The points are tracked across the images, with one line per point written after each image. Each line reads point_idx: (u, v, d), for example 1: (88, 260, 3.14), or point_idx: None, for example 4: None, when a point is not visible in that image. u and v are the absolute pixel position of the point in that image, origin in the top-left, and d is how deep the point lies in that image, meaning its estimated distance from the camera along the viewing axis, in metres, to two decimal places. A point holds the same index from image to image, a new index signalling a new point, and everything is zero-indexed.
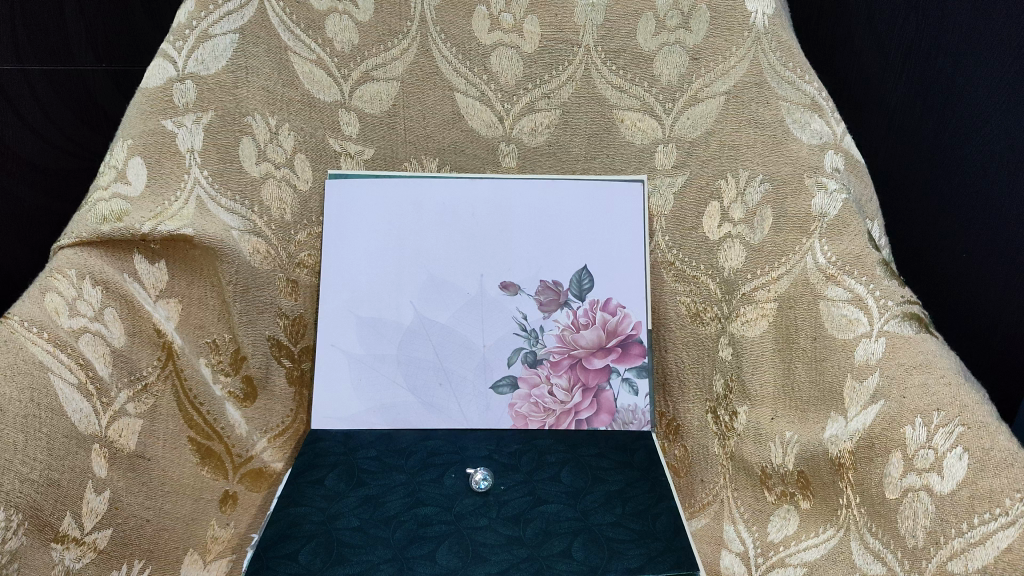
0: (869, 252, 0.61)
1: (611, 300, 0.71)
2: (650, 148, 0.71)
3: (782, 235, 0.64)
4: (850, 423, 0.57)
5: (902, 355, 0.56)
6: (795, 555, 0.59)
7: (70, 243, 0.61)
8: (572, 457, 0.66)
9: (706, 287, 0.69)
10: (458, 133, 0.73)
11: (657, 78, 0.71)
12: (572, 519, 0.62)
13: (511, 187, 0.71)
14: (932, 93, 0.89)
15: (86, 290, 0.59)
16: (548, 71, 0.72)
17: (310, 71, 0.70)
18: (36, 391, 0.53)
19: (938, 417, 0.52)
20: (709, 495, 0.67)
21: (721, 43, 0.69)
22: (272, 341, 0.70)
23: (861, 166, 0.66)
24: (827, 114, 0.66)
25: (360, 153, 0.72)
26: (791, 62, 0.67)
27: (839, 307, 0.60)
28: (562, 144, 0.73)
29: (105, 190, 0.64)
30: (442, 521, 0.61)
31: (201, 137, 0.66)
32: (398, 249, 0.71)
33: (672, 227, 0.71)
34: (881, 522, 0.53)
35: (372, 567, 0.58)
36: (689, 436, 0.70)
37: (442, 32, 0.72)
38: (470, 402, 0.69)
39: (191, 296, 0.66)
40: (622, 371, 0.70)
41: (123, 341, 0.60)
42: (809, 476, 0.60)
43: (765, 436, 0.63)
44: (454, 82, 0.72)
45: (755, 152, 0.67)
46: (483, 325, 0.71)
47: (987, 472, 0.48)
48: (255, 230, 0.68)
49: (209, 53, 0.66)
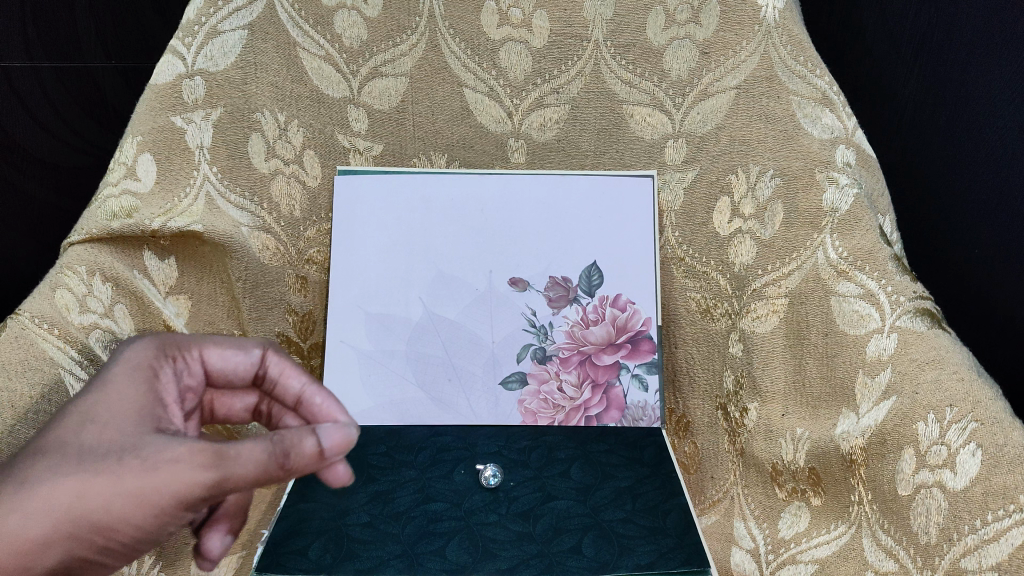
0: (880, 248, 0.61)
1: (621, 296, 0.70)
2: (660, 143, 0.71)
3: (793, 230, 0.64)
4: (861, 419, 0.57)
5: (914, 351, 0.56)
6: (807, 552, 0.59)
7: (80, 239, 0.61)
8: (582, 453, 0.66)
9: (717, 282, 0.68)
10: (467, 129, 0.73)
11: (666, 73, 0.70)
12: (583, 515, 0.61)
13: (520, 183, 0.71)
14: (946, 86, 0.89)
15: (96, 286, 0.60)
16: (557, 66, 0.72)
17: (319, 67, 0.70)
18: (47, 388, 0.53)
19: (951, 413, 0.52)
20: (720, 492, 0.67)
21: (732, 37, 0.68)
22: (282, 337, 0.69)
23: (873, 161, 0.66)
24: (839, 108, 0.66)
25: (369, 149, 0.72)
26: (803, 56, 0.67)
27: (850, 303, 0.60)
28: (571, 140, 0.73)
29: (115, 186, 0.64)
30: (453, 516, 0.61)
31: (210, 133, 0.66)
32: (408, 246, 0.71)
33: (682, 223, 0.70)
34: (893, 519, 0.53)
35: (383, 563, 0.58)
36: (699, 433, 0.69)
37: (451, 27, 0.71)
38: (480, 398, 0.69)
39: (200, 293, 0.66)
40: (632, 367, 0.70)
41: (133, 336, 0.61)
42: (820, 472, 0.59)
43: (776, 432, 0.62)
44: (463, 78, 0.72)
45: (765, 147, 0.66)
46: (492, 321, 0.71)
47: (1001, 469, 0.49)
48: (265, 227, 0.68)
49: (219, 50, 0.66)
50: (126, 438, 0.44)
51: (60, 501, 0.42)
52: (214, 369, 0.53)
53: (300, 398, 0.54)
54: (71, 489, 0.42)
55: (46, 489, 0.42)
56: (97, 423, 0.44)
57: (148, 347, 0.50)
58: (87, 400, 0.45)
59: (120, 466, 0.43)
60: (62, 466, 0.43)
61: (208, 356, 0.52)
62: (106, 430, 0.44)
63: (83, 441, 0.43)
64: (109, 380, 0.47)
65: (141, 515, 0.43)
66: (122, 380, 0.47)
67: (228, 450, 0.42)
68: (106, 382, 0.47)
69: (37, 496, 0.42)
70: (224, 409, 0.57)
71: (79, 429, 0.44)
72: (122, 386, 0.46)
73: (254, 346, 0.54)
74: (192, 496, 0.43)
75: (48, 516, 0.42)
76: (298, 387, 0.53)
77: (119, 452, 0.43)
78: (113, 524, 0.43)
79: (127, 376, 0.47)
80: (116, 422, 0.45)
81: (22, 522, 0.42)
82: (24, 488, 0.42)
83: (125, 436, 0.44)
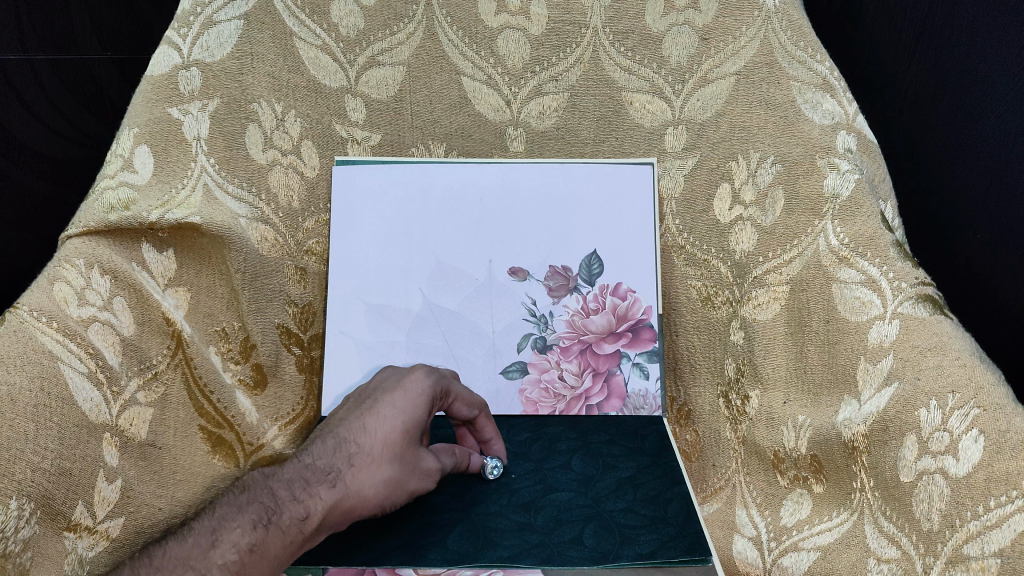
0: (881, 234, 0.60)
1: (622, 285, 0.70)
2: (660, 130, 0.70)
3: (793, 218, 0.64)
4: (863, 405, 0.57)
5: (916, 338, 0.56)
6: (808, 539, 0.59)
7: (77, 233, 0.61)
8: (582, 444, 0.67)
9: (717, 270, 0.68)
10: (466, 117, 0.72)
11: (665, 59, 0.70)
12: (583, 506, 0.61)
13: (519, 172, 0.71)
14: (951, 70, 0.89)
15: (94, 279, 0.59)
16: (555, 54, 0.71)
17: (316, 57, 0.69)
18: (46, 380, 0.53)
19: (953, 399, 0.52)
20: (721, 480, 0.66)
21: (731, 23, 0.68)
22: (281, 329, 0.69)
23: (874, 147, 0.65)
24: (839, 94, 0.65)
25: (367, 139, 0.71)
26: (802, 41, 0.66)
27: (852, 289, 0.60)
28: (570, 128, 0.72)
29: (113, 178, 0.64)
30: (453, 508, 0.61)
31: (207, 125, 0.65)
32: (407, 236, 0.71)
33: (683, 210, 0.70)
34: (896, 505, 0.54)
35: (384, 553, 0.57)
36: (699, 420, 0.69)
37: (448, 15, 0.71)
38: (481, 388, 0.69)
39: (199, 285, 0.66)
40: (633, 356, 0.70)
41: (132, 329, 0.60)
42: (822, 459, 0.59)
43: (777, 420, 0.62)
44: (461, 66, 0.71)
45: (766, 133, 0.66)
46: (492, 311, 0.70)
47: (1003, 454, 0.48)
48: (263, 218, 0.67)
49: (215, 40, 0.66)
50: (414, 451, 0.55)
51: (380, 486, 0.53)
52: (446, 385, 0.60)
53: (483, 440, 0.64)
54: (387, 479, 0.54)
55: (375, 473, 0.53)
56: (408, 432, 0.54)
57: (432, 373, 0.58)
58: (394, 415, 0.54)
59: (413, 469, 0.55)
60: (390, 459, 0.53)
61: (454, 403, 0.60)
62: (406, 444, 0.54)
63: (404, 445, 0.54)
64: (408, 401, 0.55)
65: (399, 503, 0.56)
66: (416, 404, 0.56)
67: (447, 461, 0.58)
68: (405, 404, 0.55)
69: (370, 480, 0.53)
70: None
71: (397, 433, 0.54)
72: (416, 409, 0.55)
73: (478, 407, 0.61)
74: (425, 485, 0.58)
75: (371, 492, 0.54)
76: (490, 437, 0.63)
77: (409, 464, 0.54)
78: (386, 506, 0.56)
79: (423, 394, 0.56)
80: (414, 434, 0.54)
81: (361, 494, 0.53)
82: (363, 468, 0.53)
83: (410, 453, 0.55)
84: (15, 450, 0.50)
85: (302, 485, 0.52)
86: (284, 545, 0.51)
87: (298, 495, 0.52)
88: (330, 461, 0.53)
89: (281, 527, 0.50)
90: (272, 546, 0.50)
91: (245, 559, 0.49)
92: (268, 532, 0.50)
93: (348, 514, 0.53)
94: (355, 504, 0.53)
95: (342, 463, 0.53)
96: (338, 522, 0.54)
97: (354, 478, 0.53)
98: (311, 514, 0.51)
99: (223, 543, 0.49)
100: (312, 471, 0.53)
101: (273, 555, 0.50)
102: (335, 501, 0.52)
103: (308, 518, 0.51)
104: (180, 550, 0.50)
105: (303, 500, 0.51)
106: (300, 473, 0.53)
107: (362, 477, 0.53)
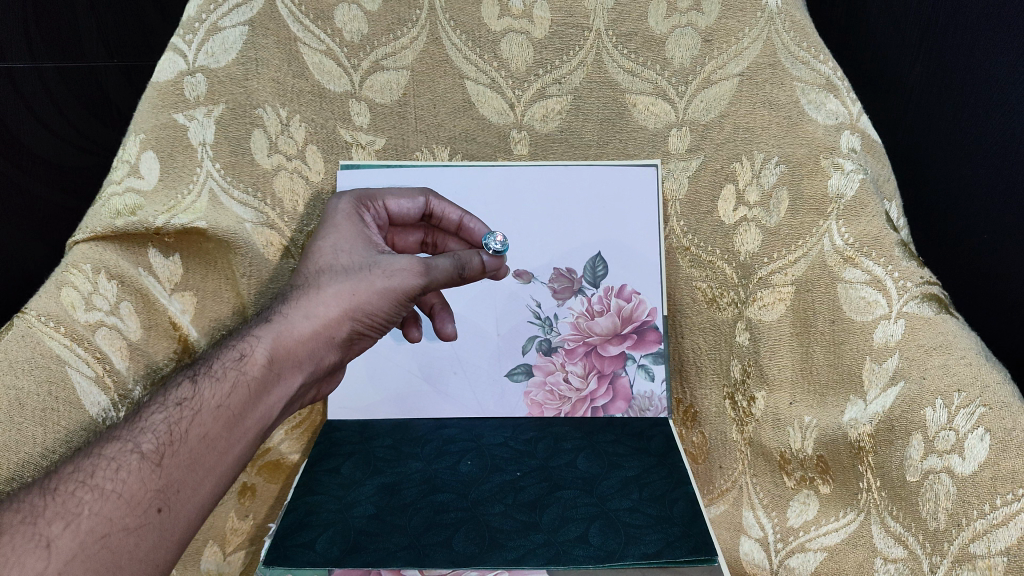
0: (887, 233, 0.61)
1: (626, 287, 0.70)
2: (663, 132, 0.70)
3: (798, 218, 0.64)
4: (868, 405, 0.58)
5: (921, 337, 0.56)
6: (815, 540, 0.60)
7: (84, 238, 0.62)
8: (588, 444, 0.67)
9: (723, 271, 0.67)
10: (470, 121, 0.71)
11: (669, 61, 0.69)
12: (590, 504, 0.61)
13: (522, 174, 0.70)
14: (953, 71, 0.90)
15: (101, 284, 0.61)
16: (559, 56, 0.71)
17: (321, 62, 0.69)
18: (53, 385, 0.55)
19: (958, 399, 0.53)
20: (728, 482, 0.66)
21: (733, 25, 0.68)
22: None
23: (879, 147, 0.66)
24: (843, 94, 0.66)
25: (371, 144, 0.71)
26: (805, 41, 0.67)
27: (857, 289, 0.60)
28: (574, 130, 0.71)
29: (119, 185, 0.64)
30: (458, 508, 0.61)
31: (212, 130, 0.66)
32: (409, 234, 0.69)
33: (688, 212, 0.70)
34: (902, 505, 0.54)
35: (389, 555, 0.57)
36: (705, 422, 0.68)
37: (452, 19, 0.70)
38: (486, 391, 0.70)
39: (205, 289, 0.66)
40: (638, 358, 0.70)
41: (139, 334, 0.62)
42: (828, 460, 0.60)
43: (783, 420, 0.63)
44: (465, 70, 0.71)
45: (769, 134, 0.66)
46: (497, 315, 0.70)
47: (1009, 452, 0.50)
48: (269, 222, 0.68)
49: (220, 46, 0.66)
50: (362, 259, 0.59)
51: (335, 295, 0.57)
52: (393, 211, 0.65)
53: (460, 225, 0.67)
54: (336, 292, 0.57)
55: (318, 294, 0.57)
56: (335, 250, 0.59)
57: (349, 200, 0.63)
58: (328, 237, 0.60)
59: (366, 275, 0.58)
60: (328, 279, 0.57)
61: (389, 203, 0.65)
62: (348, 255, 0.59)
63: (339, 263, 0.58)
64: (335, 222, 0.61)
65: (377, 310, 0.58)
66: (344, 219, 0.61)
67: (433, 262, 0.59)
68: (336, 223, 0.61)
69: (317, 297, 0.57)
70: (401, 248, 0.69)
71: (327, 255, 0.59)
72: (346, 222, 0.61)
73: (419, 195, 0.66)
74: (411, 296, 0.59)
75: (325, 311, 0.56)
76: (458, 215, 0.66)
77: (361, 268, 0.58)
78: (363, 319, 0.58)
79: (345, 220, 0.61)
80: (347, 251, 0.59)
81: (307, 316, 0.56)
82: (304, 294, 0.57)
83: (358, 258, 0.59)
84: (22, 456, 0.52)
85: (237, 338, 0.56)
86: (227, 389, 0.52)
87: (226, 349, 0.55)
88: (265, 314, 0.57)
89: (214, 378, 0.53)
90: (211, 396, 0.52)
91: (176, 416, 0.51)
92: (198, 383, 0.53)
93: (307, 341, 0.56)
94: (303, 326, 0.56)
95: (277, 304, 0.57)
96: (299, 356, 0.56)
97: (295, 304, 0.56)
98: (246, 354, 0.54)
99: (155, 411, 0.51)
100: (252, 325, 0.57)
101: (217, 402, 0.52)
102: (270, 335, 0.55)
103: (244, 357, 0.54)
104: (110, 431, 0.51)
105: (233, 350, 0.54)
106: (228, 339, 0.57)
107: (300, 306, 0.56)
